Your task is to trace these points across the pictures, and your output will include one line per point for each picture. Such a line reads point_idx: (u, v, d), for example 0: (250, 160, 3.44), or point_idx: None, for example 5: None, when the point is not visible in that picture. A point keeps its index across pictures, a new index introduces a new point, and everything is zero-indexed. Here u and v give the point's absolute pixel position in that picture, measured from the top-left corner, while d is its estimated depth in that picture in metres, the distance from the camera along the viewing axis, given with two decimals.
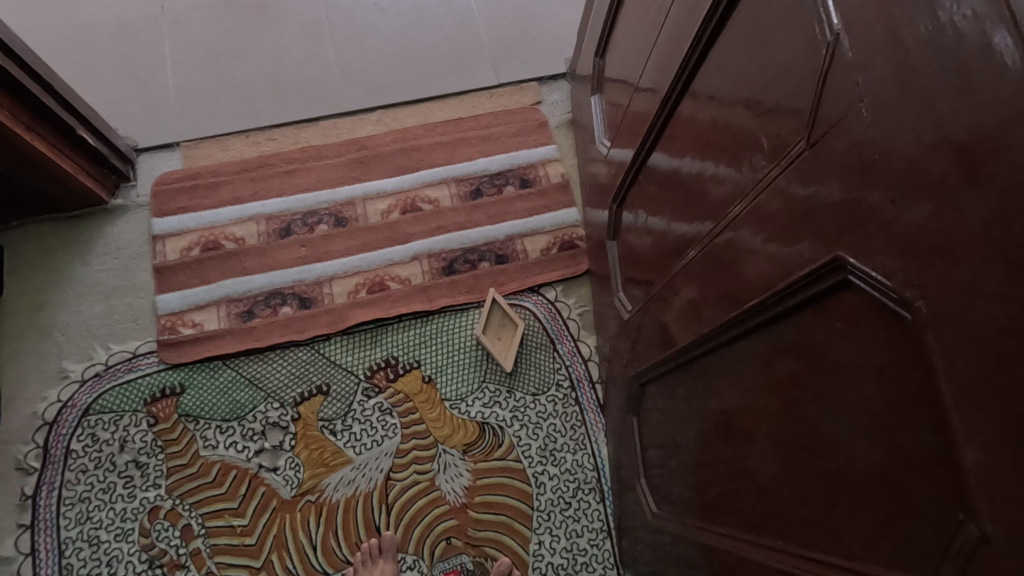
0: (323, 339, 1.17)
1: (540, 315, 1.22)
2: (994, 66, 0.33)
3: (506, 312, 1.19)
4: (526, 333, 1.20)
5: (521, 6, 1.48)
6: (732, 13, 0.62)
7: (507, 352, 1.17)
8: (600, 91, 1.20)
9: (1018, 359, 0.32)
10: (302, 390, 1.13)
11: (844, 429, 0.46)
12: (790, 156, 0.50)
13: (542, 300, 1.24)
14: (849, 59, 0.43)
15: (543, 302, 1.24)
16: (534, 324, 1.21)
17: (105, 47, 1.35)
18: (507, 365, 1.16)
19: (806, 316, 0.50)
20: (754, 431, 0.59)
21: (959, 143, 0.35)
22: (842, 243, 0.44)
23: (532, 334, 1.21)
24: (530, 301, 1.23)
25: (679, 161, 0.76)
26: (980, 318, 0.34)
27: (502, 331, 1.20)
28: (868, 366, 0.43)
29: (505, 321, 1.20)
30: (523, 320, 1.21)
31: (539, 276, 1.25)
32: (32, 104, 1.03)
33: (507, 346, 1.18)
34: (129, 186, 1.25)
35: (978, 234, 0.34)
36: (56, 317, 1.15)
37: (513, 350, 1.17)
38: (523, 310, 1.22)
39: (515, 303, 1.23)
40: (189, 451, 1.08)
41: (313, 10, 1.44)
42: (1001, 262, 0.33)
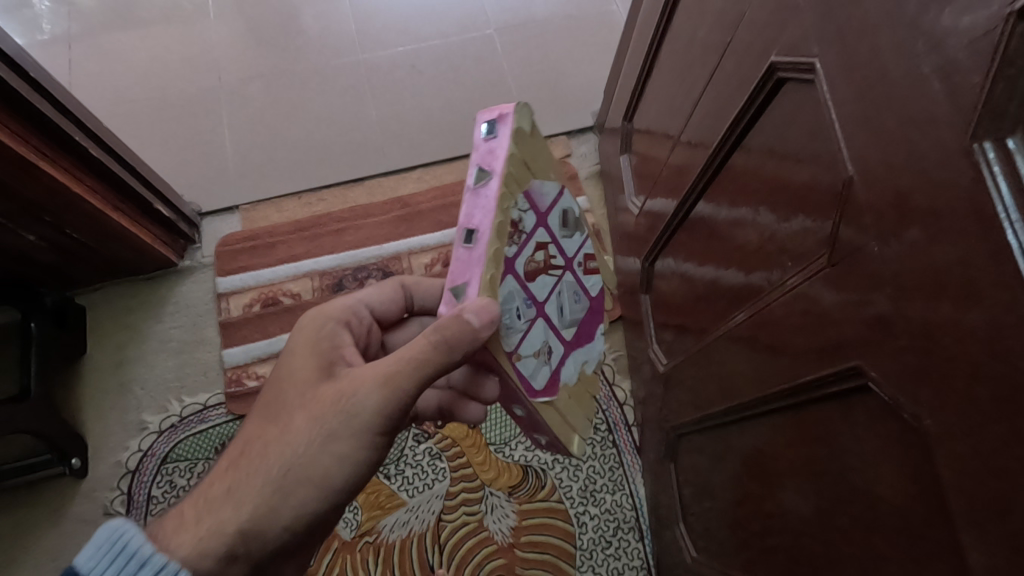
0: None
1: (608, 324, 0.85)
2: (985, 229, 0.37)
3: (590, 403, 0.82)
4: (575, 309, 0.76)
5: (549, 67, 1.60)
6: (762, 116, 0.68)
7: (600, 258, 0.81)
8: (628, 150, 1.28)
9: (994, 483, 0.39)
10: None
11: (873, 506, 0.53)
12: (811, 264, 0.58)
13: (579, 257, 0.77)
14: (861, 200, 0.49)
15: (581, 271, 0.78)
16: (565, 254, 0.74)
17: (171, 121, 1.50)
18: (524, 139, 0.62)
19: (829, 405, 0.57)
20: (793, 493, 0.67)
21: (945, 284, 0.41)
22: (860, 358, 0.50)
23: (595, 282, 0.81)
24: (554, 333, 0.72)
25: (713, 225, 0.83)
26: (970, 446, 0.40)
27: (584, 399, 0.79)
28: (885, 458, 0.50)
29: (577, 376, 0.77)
30: (581, 332, 0.78)
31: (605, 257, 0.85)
32: (117, 187, 1.14)
33: (512, 198, 0.61)
34: (194, 248, 1.37)
35: (959, 370, 0.40)
36: (134, 373, 1.26)
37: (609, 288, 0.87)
38: (567, 329, 0.75)
39: (555, 358, 0.73)
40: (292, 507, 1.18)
41: (355, 75, 1.57)
42: (988, 408, 0.38)
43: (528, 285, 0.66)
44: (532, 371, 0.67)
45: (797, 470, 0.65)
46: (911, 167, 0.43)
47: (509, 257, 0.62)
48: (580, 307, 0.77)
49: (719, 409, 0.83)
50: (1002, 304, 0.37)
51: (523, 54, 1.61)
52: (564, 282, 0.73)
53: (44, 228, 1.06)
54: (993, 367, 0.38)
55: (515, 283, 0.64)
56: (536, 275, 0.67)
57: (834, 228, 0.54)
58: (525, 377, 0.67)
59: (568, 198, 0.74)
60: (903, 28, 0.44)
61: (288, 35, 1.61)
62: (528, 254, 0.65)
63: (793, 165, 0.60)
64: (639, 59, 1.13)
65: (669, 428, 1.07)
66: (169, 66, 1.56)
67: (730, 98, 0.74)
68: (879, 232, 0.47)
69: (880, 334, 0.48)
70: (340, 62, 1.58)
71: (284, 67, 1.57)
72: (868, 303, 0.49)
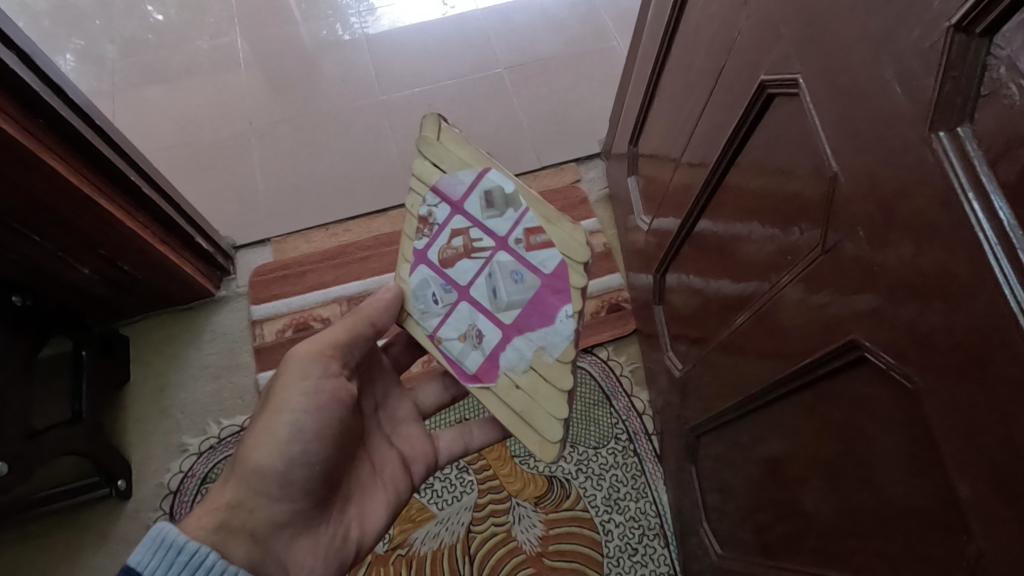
0: None
1: (576, 307, 0.79)
2: (952, 207, 0.44)
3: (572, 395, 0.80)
4: (516, 290, 0.82)
5: (557, 100, 1.70)
6: (755, 131, 0.75)
7: (547, 229, 0.81)
8: (635, 172, 1.36)
9: (980, 428, 0.44)
10: None
11: (883, 472, 0.58)
12: (810, 257, 0.65)
13: (518, 234, 0.82)
14: (848, 196, 0.56)
15: (524, 249, 0.82)
16: (493, 236, 0.83)
17: (206, 162, 1.61)
18: (432, 153, 0.84)
19: (837, 384, 0.63)
20: (811, 473, 0.72)
21: (924, 259, 0.47)
22: (858, 336, 0.56)
23: (546, 258, 0.81)
24: (487, 315, 0.83)
25: (718, 233, 0.90)
26: (958, 399, 0.46)
27: (540, 390, 0.80)
28: (890, 423, 0.55)
29: (529, 362, 0.81)
30: (528, 314, 0.81)
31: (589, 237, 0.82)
32: (163, 221, 1.23)
33: (420, 200, 0.86)
34: (230, 279, 1.46)
35: (943, 332, 0.46)
36: (175, 398, 1.33)
37: (582, 262, 0.80)
38: (504, 312, 0.82)
39: (491, 342, 0.82)
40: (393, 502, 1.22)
41: (375, 115, 1.68)
42: (969, 362, 0.44)
43: (443, 271, 0.85)
44: (456, 353, 0.83)
45: (814, 450, 0.71)
46: (886, 162, 0.50)
47: (420, 250, 0.87)
48: (523, 287, 0.82)
49: (735, 403, 0.89)
50: (970, 270, 0.43)
51: (531, 88, 1.72)
52: (495, 263, 0.82)
53: (99, 262, 1.15)
54: (970, 325, 0.44)
55: (428, 272, 0.86)
56: (453, 261, 0.84)
57: (825, 224, 0.61)
58: (454, 357, 0.84)
59: (498, 179, 0.82)
60: (870, 47, 0.51)
61: (311, 80, 1.73)
62: (443, 243, 0.85)
63: (787, 171, 0.68)
64: (641, 87, 1.22)
65: (686, 431, 1.12)
66: (202, 113, 1.68)
67: (725, 118, 0.82)
68: (865, 220, 0.54)
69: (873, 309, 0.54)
70: (361, 104, 1.70)
71: (309, 109, 1.69)
72: (860, 284, 0.56)
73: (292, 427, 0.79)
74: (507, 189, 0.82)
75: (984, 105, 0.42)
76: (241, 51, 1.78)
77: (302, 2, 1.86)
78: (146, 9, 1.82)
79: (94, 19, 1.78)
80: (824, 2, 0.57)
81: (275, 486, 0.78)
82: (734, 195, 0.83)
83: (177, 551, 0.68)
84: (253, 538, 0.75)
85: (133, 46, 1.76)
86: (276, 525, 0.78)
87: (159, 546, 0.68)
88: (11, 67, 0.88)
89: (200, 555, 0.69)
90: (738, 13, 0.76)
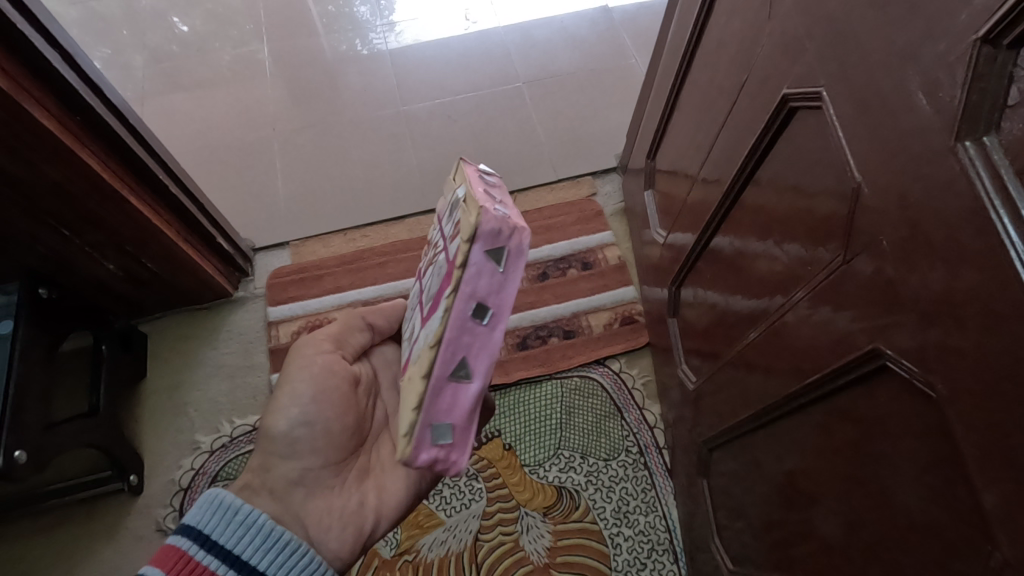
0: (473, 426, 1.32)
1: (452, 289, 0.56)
2: (979, 215, 0.45)
3: (433, 404, 0.60)
4: (436, 283, 0.66)
5: (574, 115, 1.73)
6: (775, 145, 0.76)
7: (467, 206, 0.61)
8: (651, 185, 1.37)
9: (1006, 436, 0.44)
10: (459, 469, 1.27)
11: (904, 484, 0.58)
12: (830, 267, 0.65)
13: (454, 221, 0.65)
14: (871, 207, 0.57)
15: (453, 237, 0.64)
16: (445, 230, 0.70)
17: (227, 167, 1.65)
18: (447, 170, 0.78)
19: (856, 393, 0.63)
20: (827, 486, 0.72)
21: (949, 265, 0.48)
22: (881, 345, 0.57)
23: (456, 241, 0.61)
24: (421, 308, 0.72)
25: (734, 247, 0.91)
26: (983, 407, 0.46)
27: (415, 384, 0.62)
28: (911, 433, 0.55)
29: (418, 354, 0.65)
30: (435, 305, 0.64)
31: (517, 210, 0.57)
32: (187, 221, 1.25)
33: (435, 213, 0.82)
34: (247, 280, 1.47)
35: (967, 340, 0.47)
36: (189, 396, 1.35)
37: (469, 233, 0.54)
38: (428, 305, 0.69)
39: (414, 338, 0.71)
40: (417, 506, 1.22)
41: (395, 124, 1.71)
42: (993, 369, 0.45)
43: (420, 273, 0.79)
44: (403, 351, 0.77)
45: (829, 462, 0.71)
46: (909, 171, 0.51)
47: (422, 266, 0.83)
48: (439, 277, 0.65)
49: (748, 416, 0.89)
50: (996, 277, 0.44)
51: (549, 102, 1.75)
52: (438, 258, 0.70)
53: (123, 258, 1.18)
54: (995, 332, 0.44)
55: (417, 278, 0.82)
56: (427, 265, 0.77)
57: (846, 234, 0.61)
58: (403, 355, 0.77)
59: (460, 165, 0.69)
60: (896, 60, 0.52)
61: (333, 90, 1.77)
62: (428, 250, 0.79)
63: (808, 183, 0.69)
64: (660, 102, 1.24)
65: (699, 444, 1.11)
66: (224, 120, 1.72)
67: (745, 132, 0.83)
68: (888, 230, 0.54)
69: (895, 317, 0.54)
70: (382, 113, 1.73)
71: (331, 117, 1.72)
72: (881, 293, 0.56)
73: (296, 398, 0.82)
74: (462, 176, 0.67)
75: (1010, 116, 0.43)
76: (265, 61, 1.82)
77: (325, 15, 1.91)
78: (171, 20, 1.88)
79: (122, 29, 1.84)
80: (848, 18, 0.59)
81: (284, 448, 0.82)
82: (753, 208, 0.84)
83: (233, 512, 0.73)
84: (275, 497, 0.79)
85: (159, 55, 1.82)
86: (291, 482, 0.80)
87: (216, 508, 0.73)
88: (53, 66, 0.91)
89: (253, 515, 0.73)
90: (760, 29, 0.78)
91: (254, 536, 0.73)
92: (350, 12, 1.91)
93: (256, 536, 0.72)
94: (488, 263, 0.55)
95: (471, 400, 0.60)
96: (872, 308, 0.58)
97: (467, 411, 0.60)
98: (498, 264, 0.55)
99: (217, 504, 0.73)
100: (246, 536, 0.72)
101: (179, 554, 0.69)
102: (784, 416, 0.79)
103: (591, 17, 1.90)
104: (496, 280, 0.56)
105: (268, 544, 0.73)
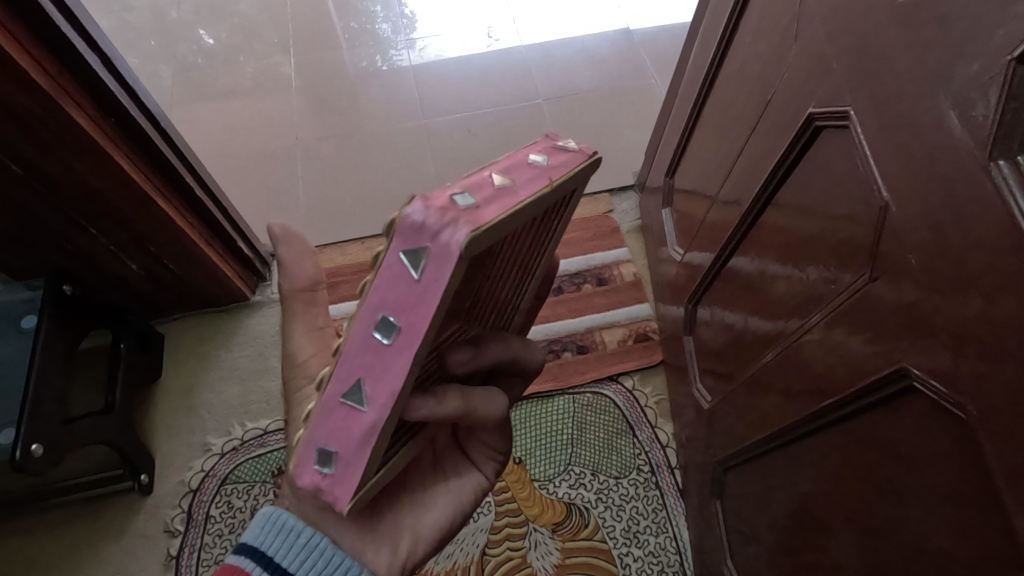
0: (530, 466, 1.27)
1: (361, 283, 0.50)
2: (1014, 234, 0.44)
3: (326, 422, 0.55)
4: None
5: (593, 133, 1.74)
6: (799, 164, 0.76)
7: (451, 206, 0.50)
8: (669, 204, 1.37)
9: None
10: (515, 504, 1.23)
11: (929, 508, 0.57)
12: (853, 287, 0.64)
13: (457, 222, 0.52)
14: (898, 226, 0.56)
15: None
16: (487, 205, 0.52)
17: (249, 174, 1.68)
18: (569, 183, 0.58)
19: (880, 414, 0.62)
20: (845, 510, 0.70)
21: (983, 285, 0.47)
22: (908, 366, 0.56)
23: None
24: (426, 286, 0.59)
25: (752, 266, 0.90)
26: (1015, 429, 0.45)
27: None
28: (938, 456, 0.54)
29: None
30: None
31: (484, 211, 0.45)
32: (209, 224, 1.27)
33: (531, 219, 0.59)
34: (265, 285, 1.48)
35: (1001, 361, 0.46)
36: (202, 397, 1.35)
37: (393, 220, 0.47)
38: None
39: None
40: None
41: (416, 136, 1.74)
42: None
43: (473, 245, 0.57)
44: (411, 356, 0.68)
45: (848, 486, 0.69)
46: (940, 190, 0.51)
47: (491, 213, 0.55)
48: None
49: (762, 438, 0.88)
50: None
51: (567, 120, 1.77)
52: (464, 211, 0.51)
53: (146, 259, 1.20)
54: None
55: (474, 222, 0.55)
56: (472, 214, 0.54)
57: (871, 253, 0.61)
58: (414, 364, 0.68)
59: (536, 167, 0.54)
60: (927, 80, 0.53)
61: (355, 102, 1.80)
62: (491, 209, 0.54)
63: (831, 202, 0.69)
64: (681, 121, 1.24)
65: (712, 464, 1.09)
66: (247, 129, 1.75)
67: (768, 151, 0.83)
68: (916, 249, 0.54)
69: (922, 336, 0.54)
70: (403, 126, 1.76)
71: (352, 128, 1.75)
72: (908, 310, 0.56)
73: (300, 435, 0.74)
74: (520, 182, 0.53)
75: None
76: (290, 73, 1.86)
77: (348, 31, 1.95)
78: (198, 32, 1.93)
79: (151, 40, 1.89)
80: (878, 39, 0.59)
81: None
82: (772, 227, 0.84)
83: (295, 534, 0.68)
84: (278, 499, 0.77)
85: (185, 65, 1.86)
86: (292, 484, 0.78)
87: (277, 527, 0.69)
88: (93, 69, 0.93)
89: (313, 539, 0.68)
90: (786, 50, 0.79)
91: (315, 560, 0.67)
92: (372, 28, 1.95)
93: (315, 559, 0.67)
94: (404, 266, 0.46)
95: (365, 427, 0.52)
96: (898, 325, 0.57)
97: (359, 438, 0.53)
98: (416, 271, 0.45)
99: (279, 520, 0.69)
100: (307, 560, 0.67)
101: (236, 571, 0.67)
102: (801, 438, 0.78)
103: (611, 37, 1.93)
104: (409, 293, 0.46)
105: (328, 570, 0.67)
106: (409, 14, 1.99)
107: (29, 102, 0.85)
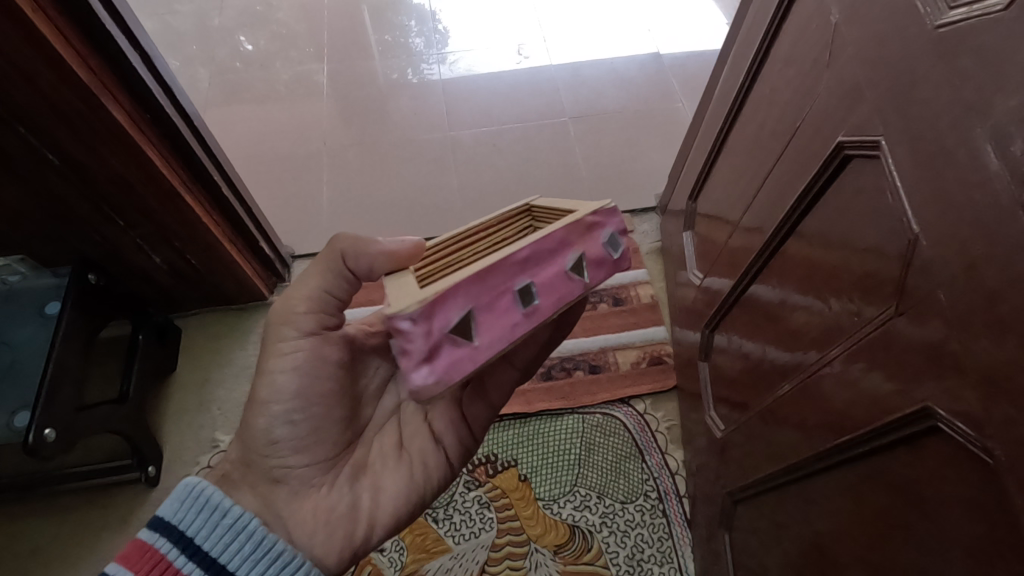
0: (550, 499, 1.24)
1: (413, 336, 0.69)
2: None
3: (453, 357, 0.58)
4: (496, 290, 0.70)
5: (618, 154, 1.74)
6: (825, 194, 0.75)
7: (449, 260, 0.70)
8: (690, 227, 1.36)
9: None
10: (534, 535, 1.20)
11: (950, 554, 0.54)
12: (877, 320, 0.62)
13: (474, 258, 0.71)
14: (927, 259, 0.55)
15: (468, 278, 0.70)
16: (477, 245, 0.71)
17: (276, 177, 1.71)
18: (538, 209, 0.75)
19: (899, 453, 0.60)
20: (858, 552, 0.68)
21: (1016, 324, 0.45)
22: (934, 406, 0.54)
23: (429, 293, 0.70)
24: None
25: (772, 293, 0.89)
26: None
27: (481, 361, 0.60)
28: (961, 500, 0.52)
29: None
30: None
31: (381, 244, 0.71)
32: (234, 223, 1.29)
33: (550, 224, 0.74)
34: (283, 286, 1.50)
35: None
36: (215, 393, 1.37)
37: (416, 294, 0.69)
38: None
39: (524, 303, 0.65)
40: (436, 545, 1.18)
41: (441, 149, 1.75)
42: None
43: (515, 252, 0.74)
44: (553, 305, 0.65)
45: (862, 526, 0.67)
46: (973, 224, 0.50)
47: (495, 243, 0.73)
48: None
49: (774, 472, 0.86)
50: None
51: (592, 138, 1.77)
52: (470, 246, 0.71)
53: (171, 254, 1.23)
54: None
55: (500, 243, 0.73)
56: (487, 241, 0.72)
57: (897, 286, 0.59)
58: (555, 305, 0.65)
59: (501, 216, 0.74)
60: (961, 112, 0.52)
61: (384, 112, 1.83)
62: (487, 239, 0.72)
63: (858, 232, 0.67)
64: (707, 145, 1.24)
65: (724, 495, 1.06)
66: (277, 133, 1.79)
67: (795, 178, 0.82)
68: (946, 284, 0.53)
69: (948, 373, 0.52)
70: (430, 137, 1.78)
71: (379, 136, 1.78)
72: (932, 347, 0.54)
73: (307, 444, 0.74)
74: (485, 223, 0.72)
75: None
76: (323, 81, 1.90)
77: (382, 44, 1.99)
78: (238, 39, 1.98)
79: (192, 44, 1.95)
80: (915, 69, 0.58)
81: None
82: (795, 256, 0.82)
83: (221, 513, 0.71)
84: (272, 499, 0.77)
85: (223, 69, 1.91)
86: (291, 486, 0.77)
87: (200, 504, 0.71)
88: (134, 69, 0.97)
89: (243, 520, 0.71)
90: (818, 78, 0.78)
91: (244, 544, 0.70)
92: (406, 42, 1.99)
93: (261, 564, 0.70)
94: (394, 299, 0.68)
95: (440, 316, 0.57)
96: (922, 361, 0.55)
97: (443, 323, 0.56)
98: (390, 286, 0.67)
99: (205, 497, 0.71)
100: (234, 543, 0.70)
101: (151, 546, 0.68)
102: (816, 474, 0.75)
103: (641, 60, 1.94)
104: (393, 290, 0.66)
105: (256, 554, 0.70)
106: (442, 29, 2.02)
107: (71, 97, 0.88)
